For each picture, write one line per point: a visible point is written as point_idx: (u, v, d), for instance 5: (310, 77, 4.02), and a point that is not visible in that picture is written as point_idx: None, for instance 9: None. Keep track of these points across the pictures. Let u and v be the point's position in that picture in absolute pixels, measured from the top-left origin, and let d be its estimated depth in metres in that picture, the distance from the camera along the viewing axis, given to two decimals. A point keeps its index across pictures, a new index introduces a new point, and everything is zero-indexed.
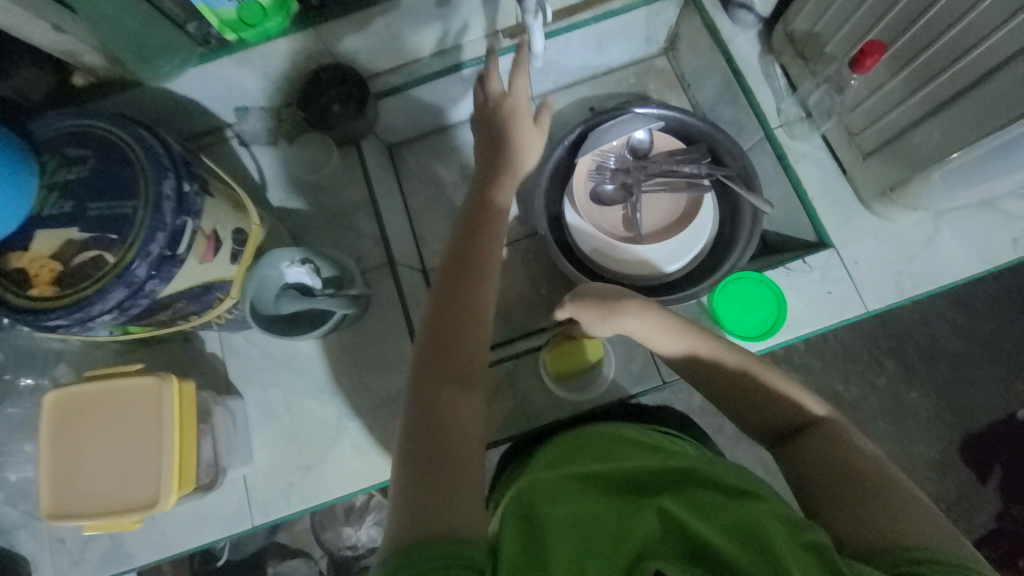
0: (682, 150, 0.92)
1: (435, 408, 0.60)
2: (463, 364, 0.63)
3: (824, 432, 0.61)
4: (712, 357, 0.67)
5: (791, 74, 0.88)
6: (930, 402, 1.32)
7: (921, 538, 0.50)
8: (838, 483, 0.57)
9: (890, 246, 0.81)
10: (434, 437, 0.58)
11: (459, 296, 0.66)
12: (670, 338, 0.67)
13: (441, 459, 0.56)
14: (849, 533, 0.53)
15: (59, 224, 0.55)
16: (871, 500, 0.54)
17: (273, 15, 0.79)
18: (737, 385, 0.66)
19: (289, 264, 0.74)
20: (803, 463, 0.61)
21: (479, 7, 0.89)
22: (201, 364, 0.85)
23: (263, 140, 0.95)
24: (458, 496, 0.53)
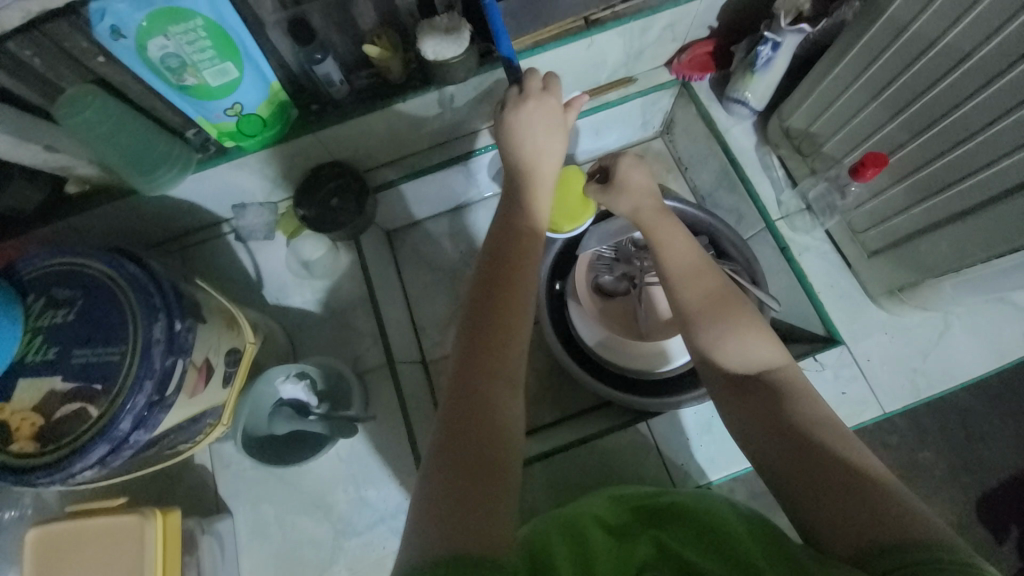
0: None
1: (480, 427, 0.51)
2: (500, 378, 0.55)
3: (765, 387, 0.59)
4: (696, 277, 0.68)
5: (789, 166, 0.89)
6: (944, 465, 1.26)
7: (900, 524, 0.45)
8: (798, 454, 0.53)
9: (902, 343, 0.80)
10: (474, 450, 0.50)
11: (502, 309, 0.59)
12: (675, 241, 0.71)
13: (476, 475, 0.48)
14: (824, 527, 0.49)
15: (42, 373, 0.53)
16: (844, 488, 0.50)
17: (272, 124, 0.78)
18: (712, 295, 0.66)
19: (283, 380, 0.73)
20: (759, 425, 0.57)
21: (477, 105, 0.90)
22: (189, 479, 0.80)
23: (260, 236, 0.94)
24: (491, 504, 0.47)
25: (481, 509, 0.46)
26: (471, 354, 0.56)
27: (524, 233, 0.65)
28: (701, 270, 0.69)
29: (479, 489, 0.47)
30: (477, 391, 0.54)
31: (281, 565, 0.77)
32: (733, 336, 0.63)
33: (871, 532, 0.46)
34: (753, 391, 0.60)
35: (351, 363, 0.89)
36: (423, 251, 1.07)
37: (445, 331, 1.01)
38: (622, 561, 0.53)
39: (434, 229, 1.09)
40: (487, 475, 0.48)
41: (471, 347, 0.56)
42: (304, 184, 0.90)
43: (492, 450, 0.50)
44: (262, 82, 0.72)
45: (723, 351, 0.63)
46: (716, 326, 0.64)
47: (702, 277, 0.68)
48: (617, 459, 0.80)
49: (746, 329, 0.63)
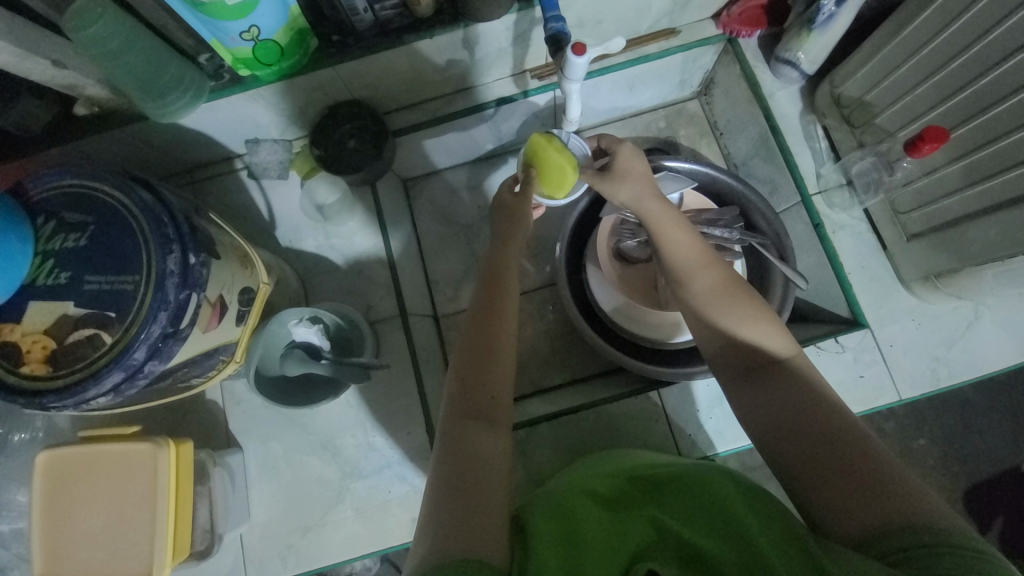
0: (715, 212, 0.86)
1: (469, 450, 0.57)
2: (485, 401, 0.60)
3: (780, 376, 0.57)
4: (704, 267, 0.64)
5: (833, 137, 0.84)
6: (939, 451, 1.24)
7: (914, 515, 0.46)
8: (809, 445, 0.53)
9: (927, 331, 0.78)
10: (461, 463, 0.56)
11: (485, 336, 0.64)
12: (681, 231, 0.66)
13: (467, 479, 0.54)
14: (836, 516, 0.49)
15: (53, 297, 0.52)
16: (856, 475, 0.50)
17: (290, 54, 0.73)
18: (720, 284, 0.63)
19: (296, 323, 0.71)
20: (770, 414, 0.56)
21: (507, 47, 0.83)
22: (201, 413, 0.82)
23: (274, 175, 0.90)
24: (485, 509, 0.52)
25: (474, 509, 0.52)
26: (461, 378, 0.62)
27: (508, 268, 0.70)
28: (708, 260, 0.65)
29: (471, 495, 0.53)
30: (466, 416, 0.59)
31: (289, 500, 0.79)
32: (744, 327, 0.60)
33: (882, 521, 0.47)
34: (766, 383, 0.58)
35: (363, 312, 0.88)
36: (440, 203, 1.04)
37: (458, 287, 0.99)
38: (613, 531, 0.53)
39: (452, 182, 1.05)
40: (475, 485, 0.54)
41: (459, 393, 0.61)
42: (321, 124, 0.87)
43: (478, 462, 0.55)
44: (280, 3, 0.66)
45: (736, 340, 0.60)
46: (730, 316, 0.61)
47: (710, 268, 0.64)
48: (625, 426, 0.80)
49: (757, 321, 0.60)
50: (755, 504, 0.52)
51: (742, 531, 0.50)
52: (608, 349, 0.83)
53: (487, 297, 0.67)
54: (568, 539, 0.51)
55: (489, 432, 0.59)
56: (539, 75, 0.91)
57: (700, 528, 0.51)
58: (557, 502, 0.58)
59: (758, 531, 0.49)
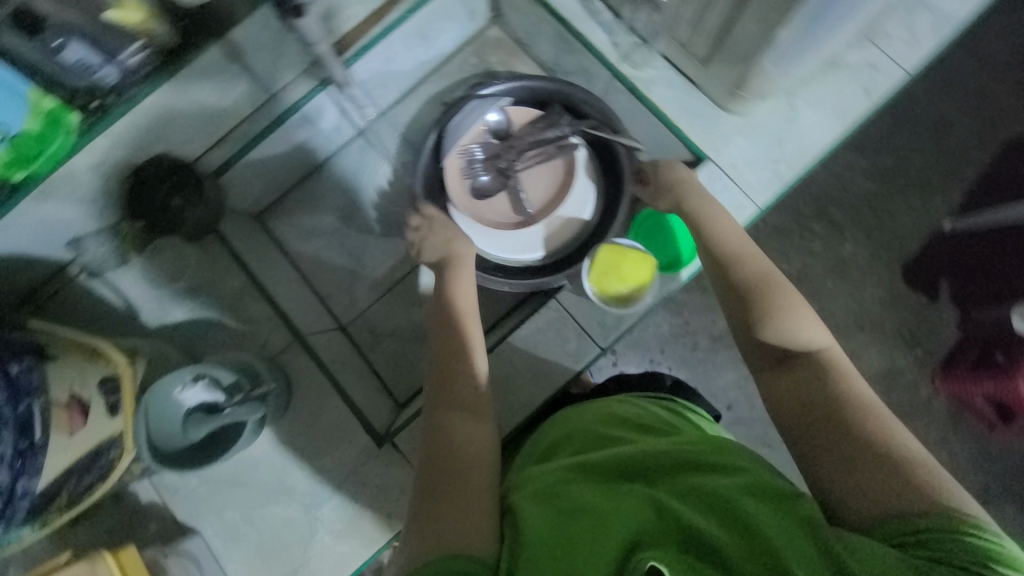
0: (541, 117, 0.90)
1: (448, 442, 0.66)
2: (464, 397, 0.70)
3: (811, 363, 0.65)
4: (746, 258, 0.74)
5: (612, 5, 0.86)
6: (863, 246, 1.29)
7: (923, 497, 0.51)
8: (830, 408, 0.60)
9: (760, 140, 0.83)
10: (442, 451, 0.65)
11: (460, 336, 0.76)
12: (729, 230, 0.75)
13: (449, 480, 0.62)
14: (847, 501, 0.54)
15: None
16: (874, 454, 0.55)
17: (53, 138, 0.70)
18: (759, 275, 0.72)
19: (182, 388, 0.68)
20: (802, 391, 0.63)
21: (275, 47, 0.80)
22: (141, 520, 0.77)
23: (113, 264, 0.85)
24: (464, 506, 0.58)
25: (452, 516, 0.57)
26: (443, 383, 0.72)
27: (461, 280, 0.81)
28: (752, 255, 0.74)
29: (448, 494, 0.60)
30: (455, 412, 0.69)
31: (266, 553, 0.78)
32: (791, 318, 0.68)
33: (889, 504, 0.52)
34: (803, 369, 0.65)
35: (260, 352, 0.85)
36: (302, 224, 1.01)
37: (352, 293, 0.98)
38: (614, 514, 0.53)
39: (305, 198, 1.02)
40: (455, 492, 0.60)
41: (441, 396, 0.71)
42: (131, 193, 0.83)
43: (455, 449, 0.65)
44: (6, 92, 0.64)
45: (774, 330, 0.68)
46: (765, 302, 0.70)
47: (751, 262, 0.73)
48: (541, 345, 0.82)
49: (801, 318, 0.68)
50: (756, 496, 0.53)
51: (746, 517, 0.51)
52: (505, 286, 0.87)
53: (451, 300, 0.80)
54: (563, 520, 0.53)
55: (464, 425, 0.68)
56: None
57: (710, 516, 0.51)
58: (545, 486, 0.60)
59: (762, 514, 0.51)
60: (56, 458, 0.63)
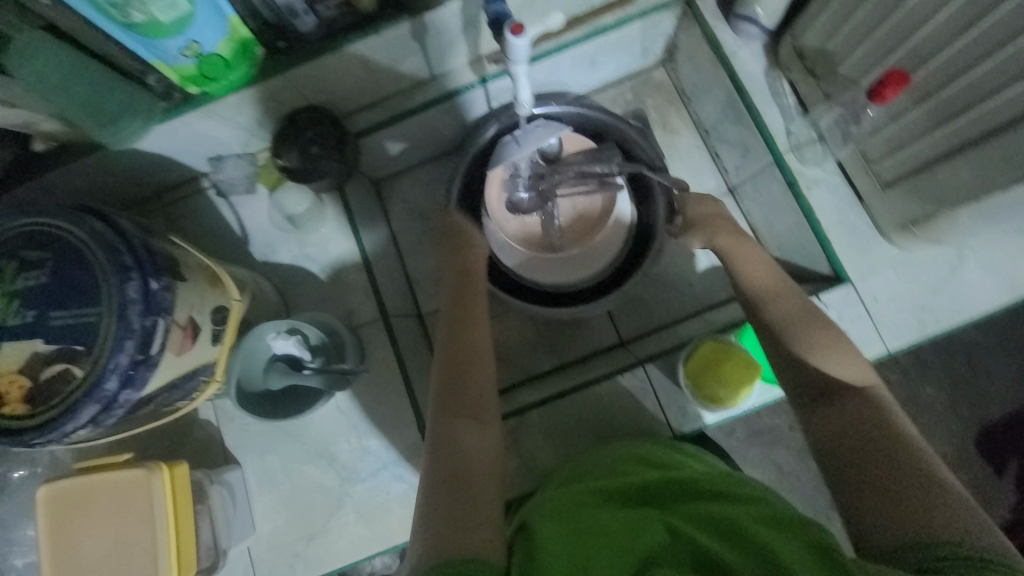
0: (592, 149, 0.87)
1: (455, 447, 0.59)
2: (473, 400, 0.63)
3: (852, 399, 0.59)
4: (780, 292, 0.69)
5: (801, 92, 0.81)
6: (945, 394, 1.18)
7: (962, 528, 0.46)
8: (860, 444, 0.55)
9: (910, 280, 0.77)
10: (456, 463, 0.57)
11: (463, 324, 0.70)
12: (756, 265, 0.72)
13: (459, 493, 0.55)
14: (876, 530, 0.50)
15: (22, 336, 0.52)
16: (904, 481, 0.51)
17: (236, 66, 0.73)
18: (795, 311, 0.66)
19: (274, 336, 0.70)
20: (838, 428, 0.57)
21: (457, 36, 0.81)
22: (197, 433, 0.82)
23: (242, 189, 0.90)
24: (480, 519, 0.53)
25: (467, 522, 0.52)
26: (448, 383, 0.65)
27: (466, 270, 0.78)
28: (781, 286, 0.69)
29: (463, 502, 0.54)
30: (457, 417, 0.61)
31: (292, 509, 0.80)
32: (833, 354, 0.62)
33: (919, 530, 0.47)
34: (840, 404, 0.59)
35: (344, 319, 0.89)
36: (413, 202, 1.02)
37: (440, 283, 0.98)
38: (628, 525, 0.51)
39: (425, 178, 1.03)
40: (465, 496, 0.55)
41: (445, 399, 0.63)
42: (281, 132, 0.85)
43: (465, 457, 0.58)
44: (217, 15, 0.66)
45: (812, 366, 0.62)
46: (807, 340, 0.63)
47: (783, 297, 0.68)
48: (613, 406, 0.79)
49: (838, 348, 0.62)
50: (767, 519, 0.49)
51: (756, 538, 0.47)
52: (543, 309, 0.86)
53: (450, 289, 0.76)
54: (577, 543, 0.50)
55: (474, 434, 0.60)
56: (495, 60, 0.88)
57: (711, 533, 0.49)
58: (558, 505, 0.57)
59: (773, 538, 0.47)
60: (158, 377, 0.57)
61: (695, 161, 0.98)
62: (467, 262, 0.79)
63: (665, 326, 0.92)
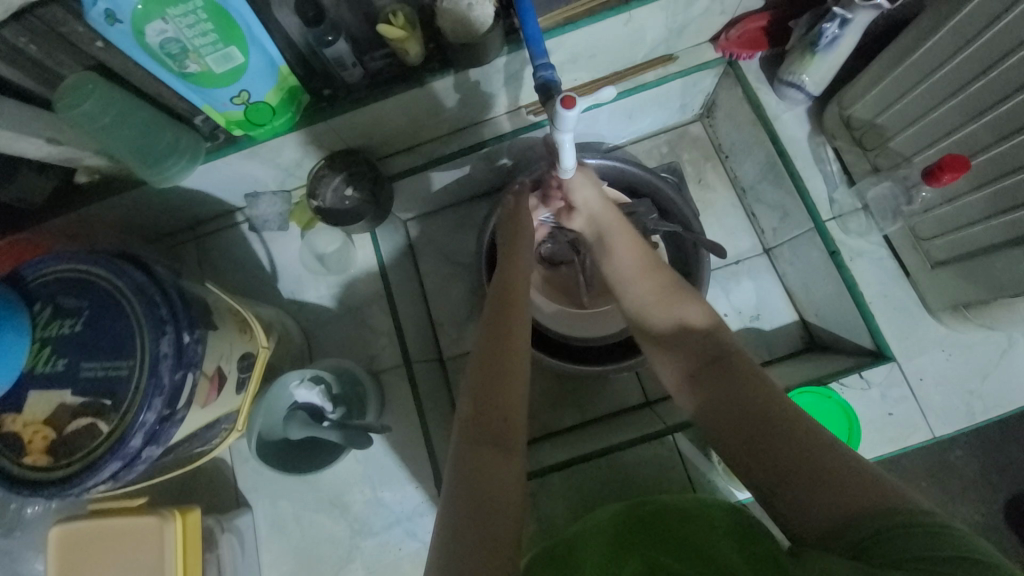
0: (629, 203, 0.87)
1: (482, 474, 0.52)
2: (500, 423, 0.56)
3: (730, 367, 0.57)
4: (645, 273, 0.66)
5: (845, 160, 0.80)
6: (976, 460, 1.10)
7: (871, 494, 0.44)
8: (743, 423, 0.52)
9: (959, 362, 0.73)
10: (479, 496, 0.51)
11: (498, 331, 0.63)
12: (625, 250, 0.69)
13: (481, 520, 0.49)
14: (803, 519, 0.46)
15: (52, 386, 0.51)
16: (799, 453, 0.48)
17: (282, 111, 0.73)
18: (661, 289, 0.65)
19: (298, 383, 0.70)
20: (722, 403, 0.55)
21: (499, 88, 0.82)
22: (211, 472, 0.81)
23: (274, 226, 0.91)
24: (492, 558, 0.47)
25: (482, 560, 0.46)
26: (473, 400, 0.57)
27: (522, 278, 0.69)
28: (648, 270, 0.67)
29: (484, 531, 0.48)
30: (485, 439, 0.55)
31: (300, 560, 0.78)
32: (700, 321, 0.61)
33: (840, 508, 0.45)
34: (724, 373, 0.57)
35: (366, 363, 0.88)
36: (440, 243, 1.01)
37: (463, 327, 0.96)
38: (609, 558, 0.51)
39: (453, 220, 1.03)
40: (485, 522, 0.49)
41: (470, 423, 0.56)
42: (318, 173, 0.85)
43: (486, 487, 0.51)
44: (269, 66, 0.67)
45: (689, 334, 0.61)
46: (669, 318, 0.63)
47: (647, 277, 0.66)
48: (638, 472, 0.74)
49: (688, 313, 0.61)
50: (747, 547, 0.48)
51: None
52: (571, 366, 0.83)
53: (503, 294, 0.67)
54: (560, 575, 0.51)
55: (504, 462, 0.54)
56: (534, 111, 0.88)
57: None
58: (556, 543, 0.58)
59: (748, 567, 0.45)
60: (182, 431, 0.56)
61: (730, 219, 0.97)
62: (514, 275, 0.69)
63: None
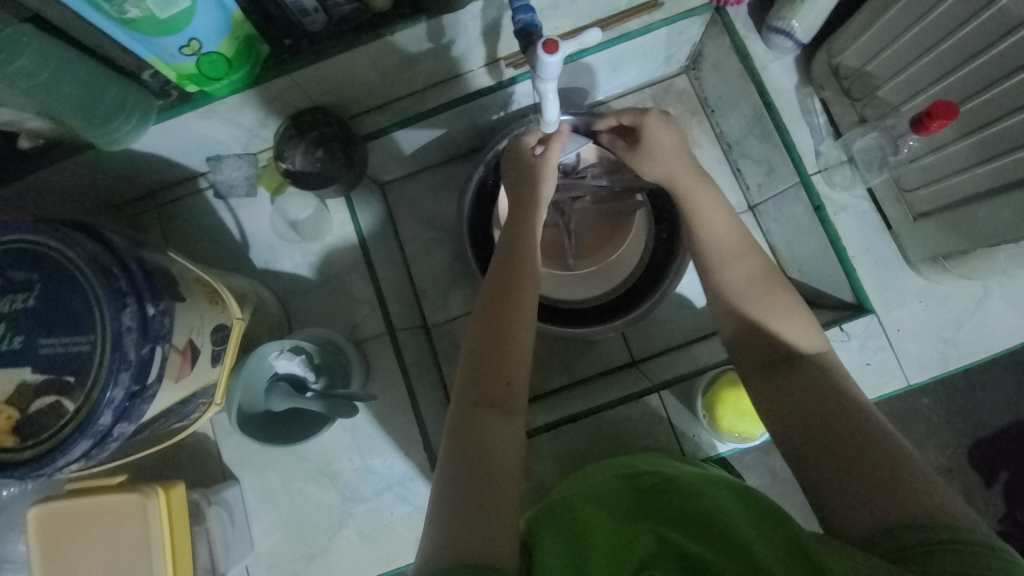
0: (612, 162, 0.85)
1: (482, 439, 0.53)
2: (501, 389, 0.56)
3: (806, 368, 0.57)
4: (737, 257, 0.64)
5: (832, 112, 0.79)
6: (942, 407, 1.16)
7: (926, 509, 0.44)
8: (813, 422, 0.53)
9: (935, 313, 0.75)
10: (478, 457, 0.52)
11: (506, 305, 0.61)
12: (720, 226, 0.66)
13: (481, 487, 0.50)
14: (848, 517, 0.48)
15: (9, 364, 0.49)
16: (863, 459, 0.49)
17: (239, 66, 0.67)
18: (760, 273, 0.63)
19: (277, 354, 0.68)
20: (788, 401, 0.56)
21: (477, 37, 0.77)
22: (194, 447, 0.79)
23: (241, 192, 0.86)
24: (489, 515, 0.48)
25: (482, 519, 0.47)
26: (473, 368, 0.58)
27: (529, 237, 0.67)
28: (745, 251, 0.64)
29: (481, 499, 0.49)
30: (480, 408, 0.55)
31: (291, 528, 0.78)
32: (782, 317, 0.60)
33: (892, 515, 0.45)
34: (794, 370, 0.57)
35: (349, 332, 0.86)
36: (420, 207, 0.98)
37: (447, 294, 0.94)
38: (621, 540, 0.51)
39: (434, 184, 0.99)
40: (483, 488, 0.50)
41: (473, 390, 0.56)
42: (284, 134, 0.80)
43: (488, 453, 0.52)
44: (221, 12, 0.61)
45: (769, 332, 0.60)
46: (760, 306, 0.61)
47: (747, 258, 0.64)
48: (627, 429, 0.76)
49: (790, 312, 0.60)
50: (756, 514, 0.50)
51: (716, 515, 0.52)
52: (559, 329, 0.82)
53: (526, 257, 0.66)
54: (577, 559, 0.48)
55: (502, 426, 0.54)
56: (514, 63, 0.84)
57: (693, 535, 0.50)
58: (568, 513, 0.56)
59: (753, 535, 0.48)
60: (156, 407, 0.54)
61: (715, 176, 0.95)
62: (521, 230, 0.68)
63: (678, 346, 0.90)
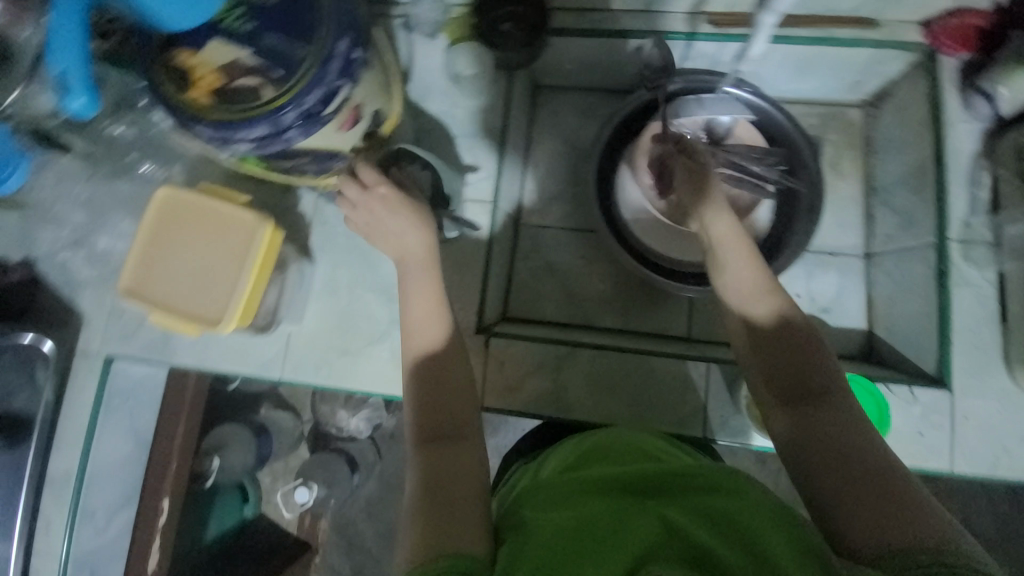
0: (763, 148, 0.86)
1: (441, 468, 0.60)
2: (453, 427, 0.64)
3: (831, 403, 0.58)
4: (765, 300, 0.65)
5: (1000, 190, 0.77)
6: None
7: (932, 532, 0.48)
8: (831, 456, 0.55)
9: (1010, 418, 0.72)
10: (440, 485, 0.59)
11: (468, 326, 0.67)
12: (748, 274, 0.67)
13: (443, 505, 0.57)
14: (855, 533, 0.51)
15: (232, 39, 0.56)
16: (876, 485, 0.53)
17: None
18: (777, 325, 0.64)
19: (408, 162, 0.77)
20: (807, 438, 0.57)
21: None
22: (289, 219, 0.87)
23: (426, 31, 0.90)
24: (456, 521, 0.55)
25: (446, 521, 0.55)
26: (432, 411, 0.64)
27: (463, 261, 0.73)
28: (770, 297, 0.65)
29: (446, 510, 0.56)
30: (439, 443, 0.62)
31: (339, 322, 0.85)
32: (793, 364, 0.62)
33: (899, 536, 0.49)
34: (819, 407, 0.59)
35: None
36: (562, 122, 1.02)
37: (546, 205, 0.99)
38: (619, 519, 0.53)
39: (581, 106, 1.03)
40: (448, 507, 0.57)
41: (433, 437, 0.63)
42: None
43: (447, 480, 0.59)
44: None
45: (785, 368, 0.62)
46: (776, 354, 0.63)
47: (768, 306, 0.65)
48: (660, 380, 0.80)
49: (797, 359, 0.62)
50: (786, 524, 0.50)
51: (733, 513, 0.52)
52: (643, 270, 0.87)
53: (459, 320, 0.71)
54: (571, 529, 0.53)
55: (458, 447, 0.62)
56: (715, 22, 0.86)
57: (706, 528, 0.50)
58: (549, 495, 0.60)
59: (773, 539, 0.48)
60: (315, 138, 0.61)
61: (847, 213, 0.94)
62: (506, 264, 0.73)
63: None
